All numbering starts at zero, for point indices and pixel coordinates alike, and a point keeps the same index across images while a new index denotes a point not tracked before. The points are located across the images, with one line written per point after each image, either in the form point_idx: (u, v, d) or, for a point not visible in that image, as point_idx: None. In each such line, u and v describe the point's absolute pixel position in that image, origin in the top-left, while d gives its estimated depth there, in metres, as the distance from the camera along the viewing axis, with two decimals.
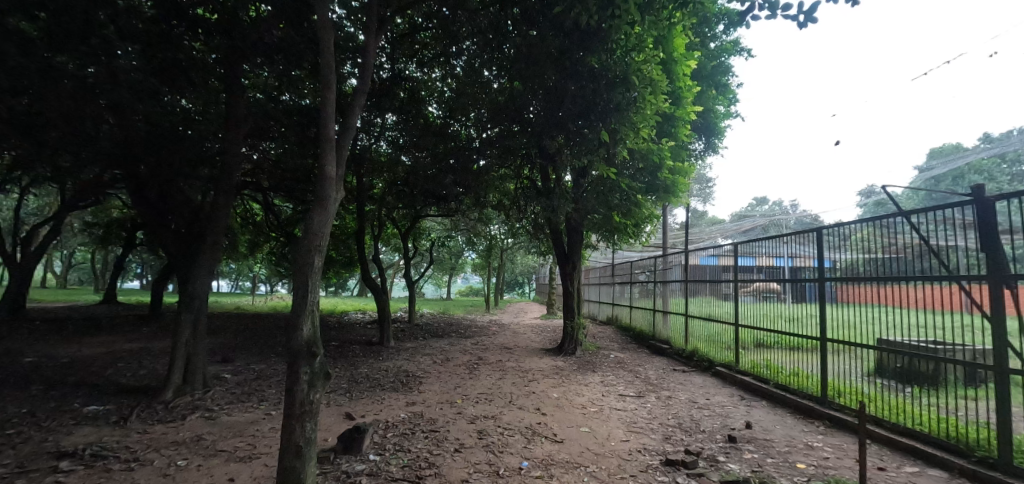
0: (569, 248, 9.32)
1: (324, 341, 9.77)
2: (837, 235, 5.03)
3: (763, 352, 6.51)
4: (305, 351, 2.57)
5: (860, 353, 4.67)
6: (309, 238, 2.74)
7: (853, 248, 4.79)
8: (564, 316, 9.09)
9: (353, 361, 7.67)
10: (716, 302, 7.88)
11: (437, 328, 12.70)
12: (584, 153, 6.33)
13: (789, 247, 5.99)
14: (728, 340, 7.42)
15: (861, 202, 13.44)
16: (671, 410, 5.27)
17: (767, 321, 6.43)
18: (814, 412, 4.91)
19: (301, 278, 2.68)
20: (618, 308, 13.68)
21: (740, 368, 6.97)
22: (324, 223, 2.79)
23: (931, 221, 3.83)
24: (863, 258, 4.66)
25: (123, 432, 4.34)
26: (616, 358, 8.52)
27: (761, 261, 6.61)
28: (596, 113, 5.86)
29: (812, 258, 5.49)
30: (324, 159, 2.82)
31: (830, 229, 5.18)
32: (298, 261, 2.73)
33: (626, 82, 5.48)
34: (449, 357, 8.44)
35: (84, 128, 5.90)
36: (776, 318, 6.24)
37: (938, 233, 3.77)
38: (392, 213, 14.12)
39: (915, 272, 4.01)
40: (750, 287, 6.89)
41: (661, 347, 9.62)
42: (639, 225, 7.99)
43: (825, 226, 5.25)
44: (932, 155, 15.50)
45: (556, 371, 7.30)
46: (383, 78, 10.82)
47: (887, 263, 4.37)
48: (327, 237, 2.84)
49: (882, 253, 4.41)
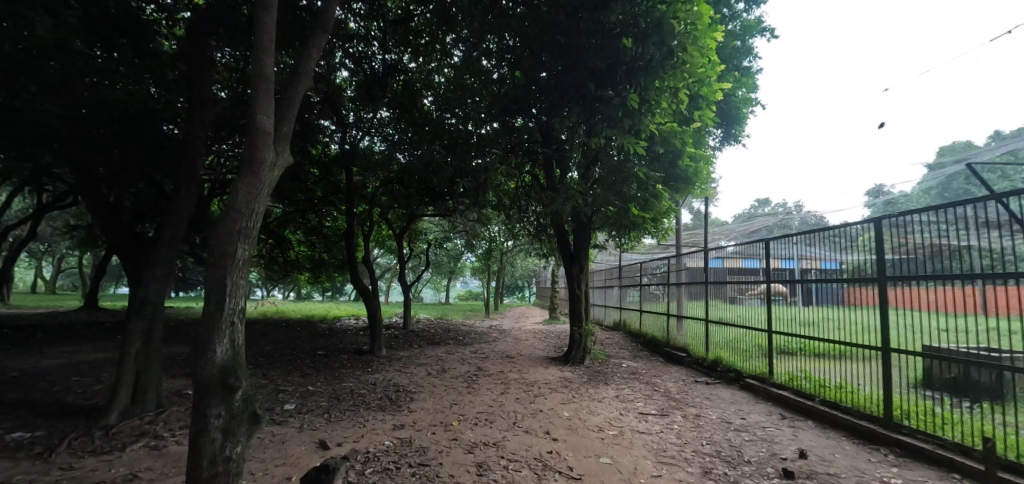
0: (576, 248, 8.55)
1: (310, 351, 8.95)
2: (845, 237, 4.84)
3: (790, 359, 5.80)
4: (218, 383, 2.11)
5: (902, 361, 4.14)
6: (230, 219, 2.25)
7: (875, 247, 4.43)
8: (571, 322, 8.31)
9: (337, 373, 6.87)
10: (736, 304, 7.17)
11: (435, 335, 11.88)
12: (605, 126, 5.46)
13: (795, 248, 5.75)
14: (751, 346, 6.67)
15: (874, 201, 12.84)
16: (703, 433, 4.51)
17: (782, 326, 5.98)
18: (869, 435, 4.23)
19: (217, 277, 2.23)
20: (626, 313, 12.83)
21: (772, 380, 6.07)
22: (252, 199, 2.29)
23: (951, 220, 3.66)
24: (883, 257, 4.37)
25: (43, 467, 3.54)
26: (629, 368, 7.74)
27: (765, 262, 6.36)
28: (621, 73, 5.11)
29: (820, 260, 5.24)
30: (255, 108, 2.32)
31: (837, 230, 4.98)
32: (214, 249, 2.25)
33: (661, 29, 4.71)
34: (445, 367, 7.65)
35: (19, 107, 5.09)
36: (797, 321, 5.65)
37: (962, 231, 3.56)
38: (386, 213, 13.37)
39: (955, 272, 3.61)
40: (755, 289, 6.58)
41: (677, 355, 8.75)
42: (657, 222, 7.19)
43: (831, 226, 5.05)
44: (943, 152, 14.96)
45: (565, 384, 6.52)
46: (375, 70, 10.11)
47: (920, 263, 3.96)
48: (256, 218, 2.37)
49: (916, 251, 4.00)
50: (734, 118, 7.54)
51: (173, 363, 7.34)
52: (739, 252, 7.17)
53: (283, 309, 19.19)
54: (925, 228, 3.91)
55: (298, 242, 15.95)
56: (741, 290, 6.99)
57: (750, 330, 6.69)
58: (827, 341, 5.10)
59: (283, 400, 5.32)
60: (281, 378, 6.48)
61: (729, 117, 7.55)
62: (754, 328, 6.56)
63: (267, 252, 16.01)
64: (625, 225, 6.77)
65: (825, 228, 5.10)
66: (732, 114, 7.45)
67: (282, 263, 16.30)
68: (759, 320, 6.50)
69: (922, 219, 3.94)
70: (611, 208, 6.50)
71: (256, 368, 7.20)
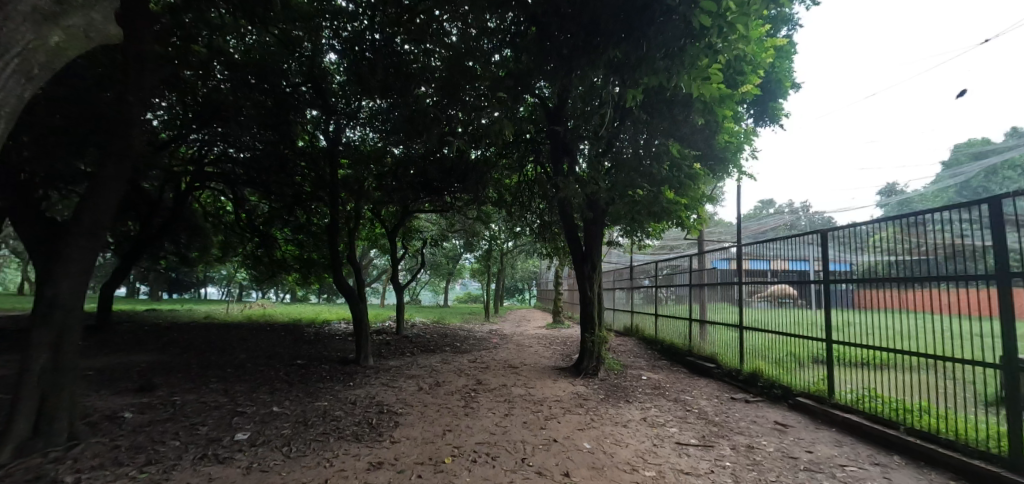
0: (588, 246, 7.56)
1: (288, 359, 7.94)
2: (854, 237, 4.71)
3: (845, 371, 4.87)
4: None
5: (981, 376, 3.44)
6: None
7: (891, 247, 4.26)
8: (582, 328, 7.33)
9: (312, 388, 5.87)
10: (756, 308, 6.65)
11: (430, 341, 10.86)
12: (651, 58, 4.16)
13: (805, 249, 5.53)
14: (791, 356, 5.76)
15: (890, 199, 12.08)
16: (766, 474, 3.50)
17: (800, 329, 5.61)
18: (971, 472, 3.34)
19: None
20: (638, 317, 11.82)
21: (832, 400, 4.96)
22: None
23: (961, 220, 3.63)
24: (892, 259, 4.26)
25: None
26: (651, 381, 6.74)
27: (773, 264, 6.22)
28: None
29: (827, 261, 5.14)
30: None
31: (840, 230, 4.93)
32: None
33: None
34: (441, 381, 6.64)
35: None
36: (845, 326, 4.85)
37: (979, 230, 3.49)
38: (378, 209, 12.41)
39: (973, 272, 3.54)
40: (765, 292, 6.37)
41: (704, 365, 7.68)
42: (688, 212, 6.38)
43: (835, 227, 5.02)
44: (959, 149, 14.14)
45: (579, 402, 5.52)
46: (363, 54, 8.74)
47: (937, 263, 3.84)
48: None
49: (933, 251, 3.87)
50: (771, 98, 6.61)
51: (123, 377, 6.32)
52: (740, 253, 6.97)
53: (270, 312, 18.13)
54: (938, 229, 3.83)
55: (287, 241, 14.95)
56: (752, 293, 6.67)
57: (788, 337, 5.84)
58: (888, 349, 4.26)
59: (238, 427, 4.31)
60: (244, 395, 5.48)
61: (764, 94, 6.58)
62: (783, 335, 5.93)
63: (253, 251, 15.02)
64: (657, 213, 5.70)
65: (829, 230, 5.06)
66: (770, 91, 6.46)
67: (268, 263, 15.30)
68: (798, 325, 5.65)
69: (946, 217, 3.76)
70: (639, 191, 5.48)
71: (220, 382, 6.20)
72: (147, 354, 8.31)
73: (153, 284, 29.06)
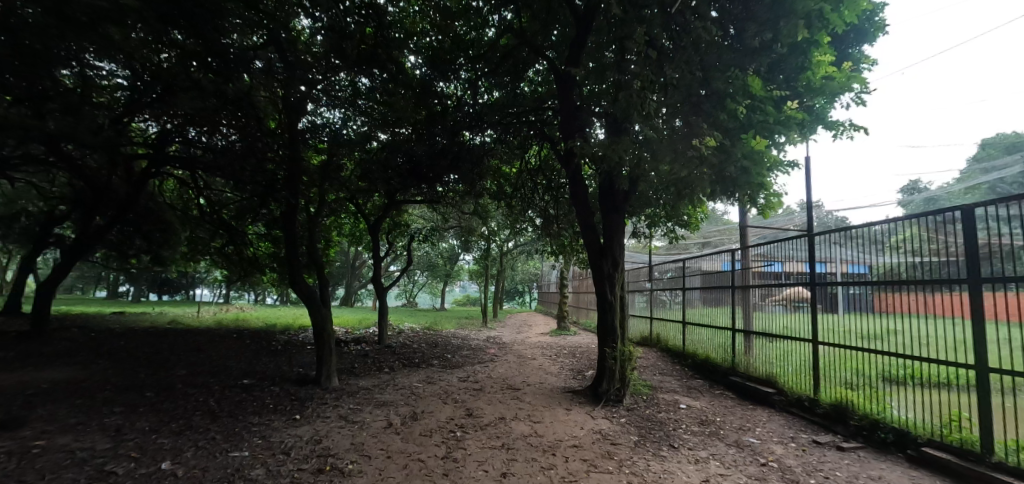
0: (608, 238, 5.95)
1: (232, 379, 6.32)
2: (871, 237, 4.36)
3: (1002, 408, 3.25)
4: None
5: None
6: None
7: (917, 247, 3.92)
8: (601, 343, 5.77)
9: (240, 427, 4.30)
10: (785, 315, 5.86)
11: (415, 353, 9.25)
12: None
13: (829, 249, 5.00)
14: (879, 381, 4.29)
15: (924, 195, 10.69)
16: None
17: (873, 342, 4.35)
18: None
19: None
20: (658, 324, 10.16)
21: (992, 460, 3.24)
22: None
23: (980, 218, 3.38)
24: (920, 260, 3.89)
25: None
26: (693, 412, 5.17)
27: (789, 266, 5.76)
28: None
29: (847, 263, 4.74)
30: None
31: (858, 229, 4.56)
32: None
33: None
34: (418, 412, 5.03)
35: None
36: (981, 342, 3.35)
37: (986, 231, 3.31)
38: (359, 202, 10.88)
39: (1007, 273, 3.17)
40: (780, 295, 5.91)
41: (762, 391, 5.96)
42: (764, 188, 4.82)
43: (851, 226, 4.64)
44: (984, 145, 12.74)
45: (606, 450, 3.93)
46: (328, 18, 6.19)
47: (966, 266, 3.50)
48: None
49: (960, 252, 3.55)
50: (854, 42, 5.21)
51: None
52: (762, 252, 6.33)
53: (246, 316, 16.48)
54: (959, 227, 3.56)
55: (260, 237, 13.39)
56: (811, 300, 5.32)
57: (867, 353, 4.43)
58: None
59: None
60: (137, 440, 3.90)
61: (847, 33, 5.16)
62: (856, 350, 4.57)
63: (222, 248, 13.43)
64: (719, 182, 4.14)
65: (846, 228, 4.67)
66: (858, 29, 5.02)
67: (239, 262, 13.69)
68: (873, 337, 4.35)
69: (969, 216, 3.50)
70: (707, 140, 4.00)
71: (121, 416, 4.62)
72: (59, 372, 6.67)
73: (135, 284, 27.36)
